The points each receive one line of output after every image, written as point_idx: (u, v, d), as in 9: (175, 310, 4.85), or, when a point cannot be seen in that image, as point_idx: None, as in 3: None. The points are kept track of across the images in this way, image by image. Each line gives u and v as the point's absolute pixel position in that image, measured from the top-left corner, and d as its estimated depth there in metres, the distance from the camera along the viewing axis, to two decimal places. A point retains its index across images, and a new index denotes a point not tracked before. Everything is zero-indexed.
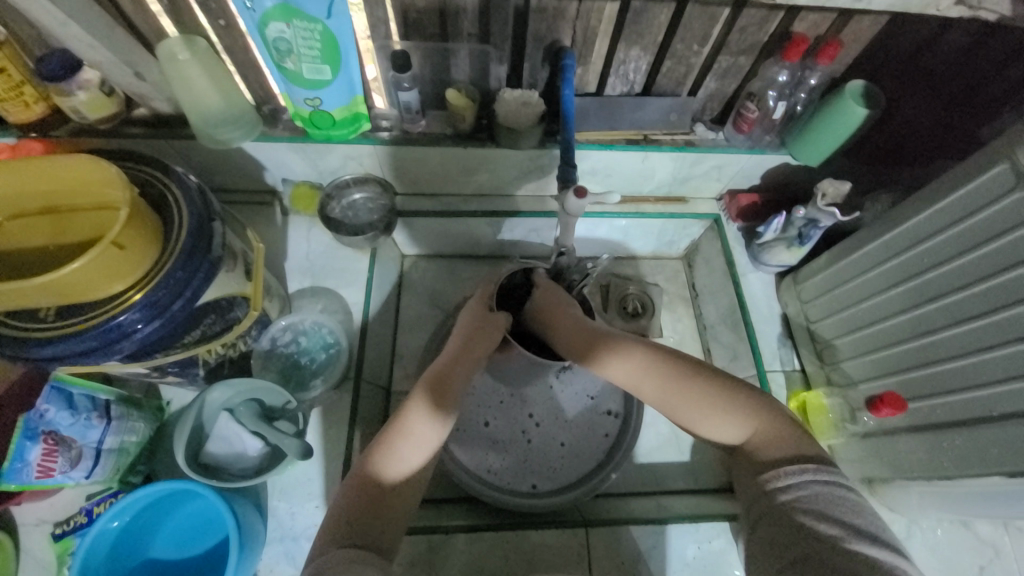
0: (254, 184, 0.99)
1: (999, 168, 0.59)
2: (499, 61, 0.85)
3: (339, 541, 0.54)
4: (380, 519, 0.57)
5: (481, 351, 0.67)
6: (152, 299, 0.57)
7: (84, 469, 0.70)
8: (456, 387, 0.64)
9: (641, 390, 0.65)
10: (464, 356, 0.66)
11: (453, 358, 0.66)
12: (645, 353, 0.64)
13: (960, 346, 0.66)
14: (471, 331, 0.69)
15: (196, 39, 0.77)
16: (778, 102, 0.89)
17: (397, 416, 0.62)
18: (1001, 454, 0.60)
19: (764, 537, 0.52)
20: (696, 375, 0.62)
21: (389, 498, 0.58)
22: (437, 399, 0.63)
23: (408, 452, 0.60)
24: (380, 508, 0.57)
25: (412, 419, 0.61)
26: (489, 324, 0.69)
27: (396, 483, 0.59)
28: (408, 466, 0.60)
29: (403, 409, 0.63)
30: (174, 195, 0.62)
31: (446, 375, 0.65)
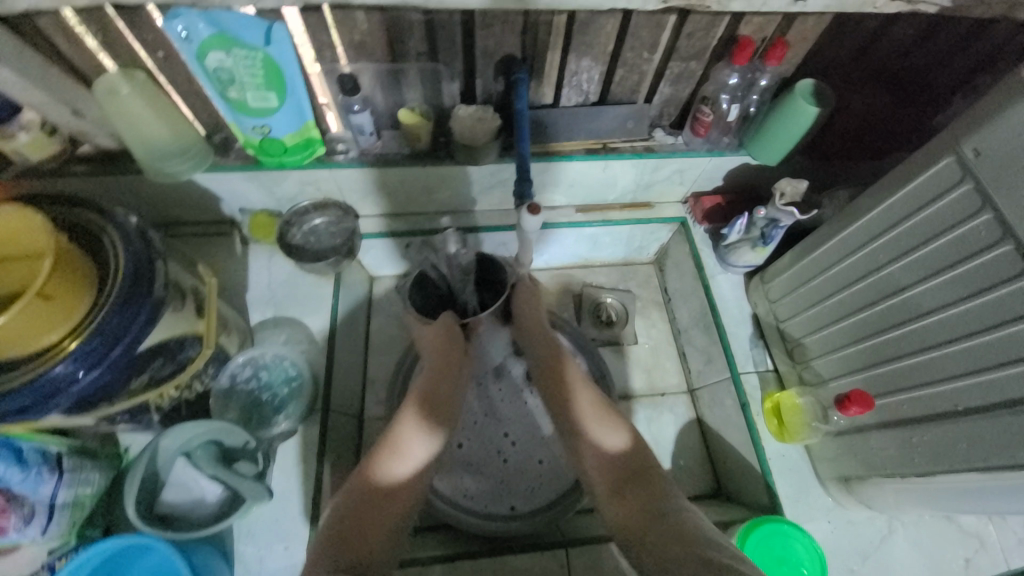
0: (211, 216, 0.97)
1: (946, 161, 0.59)
2: (451, 79, 0.84)
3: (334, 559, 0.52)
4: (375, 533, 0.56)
5: (455, 369, 0.74)
6: (87, 348, 0.54)
7: (38, 525, 0.66)
8: (448, 405, 0.70)
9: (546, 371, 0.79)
10: (447, 373, 0.72)
11: (438, 368, 0.72)
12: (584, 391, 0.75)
13: (922, 340, 0.65)
14: (442, 352, 0.74)
15: (136, 73, 0.75)
16: (732, 104, 0.88)
17: (399, 425, 0.65)
18: (970, 448, 0.60)
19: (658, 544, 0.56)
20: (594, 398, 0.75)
21: (387, 508, 0.59)
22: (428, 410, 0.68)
23: (411, 458, 0.63)
24: (375, 522, 0.57)
25: (408, 425, 0.65)
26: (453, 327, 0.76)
27: (395, 490, 0.60)
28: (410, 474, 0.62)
29: (401, 416, 0.67)
30: (110, 236, 0.60)
31: (432, 394, 0.70)
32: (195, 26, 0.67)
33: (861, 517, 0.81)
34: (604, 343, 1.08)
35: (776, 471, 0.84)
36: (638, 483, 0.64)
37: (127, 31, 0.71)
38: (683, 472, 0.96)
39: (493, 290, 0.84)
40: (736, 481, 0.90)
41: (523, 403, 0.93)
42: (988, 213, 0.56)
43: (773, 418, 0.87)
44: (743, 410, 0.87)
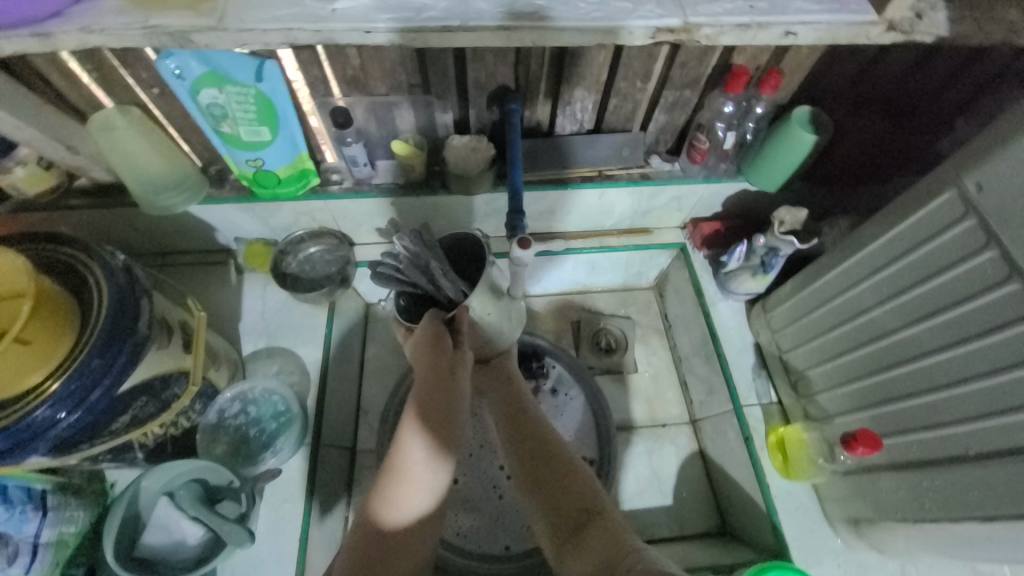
0: (207, 246, 0.97)
1: (948, 195, 0.57)
2: (444, 110, 0.85)
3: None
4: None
5: (450, 381, 0.63)
6: (66, 391, 0.54)
7: (22, 565, 0.65)
8: (449, 420, 0.62)
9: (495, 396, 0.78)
10: (440, 381, 0.62)
11: (430, 374, 0.62)
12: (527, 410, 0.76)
13: (930, 379, 0.62)
14: (431, 358, 0.62)
15: (131, 109, 0.76)
16: (728, 132, 0.87)
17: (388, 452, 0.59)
18: (982, 495, 0.56)
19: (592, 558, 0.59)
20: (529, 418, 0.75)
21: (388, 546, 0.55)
22: (427, 423, 0.61)
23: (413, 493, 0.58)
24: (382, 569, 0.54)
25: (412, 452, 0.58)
26: (440, 336, 0.63)
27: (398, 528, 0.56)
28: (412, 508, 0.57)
29: (400, 427, 0.60)
30: (94, 275, 0.59)
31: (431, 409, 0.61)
32: (188, 65, 0.68)
33: (873, 560, 0.77)
34: (603, 372, 1.05)
35: (782, 510, 0.80)
36: (582, 505, 0.66)
37: (123, 70, 0.72)
38: (685, 508, 0.92)
39: (476, 263, 0.71)
40: (741, 518, 0.86)
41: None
42: (993, 250, 0.53)
43: (777, 454, 0.84)
44: (746, 443, 0.84)
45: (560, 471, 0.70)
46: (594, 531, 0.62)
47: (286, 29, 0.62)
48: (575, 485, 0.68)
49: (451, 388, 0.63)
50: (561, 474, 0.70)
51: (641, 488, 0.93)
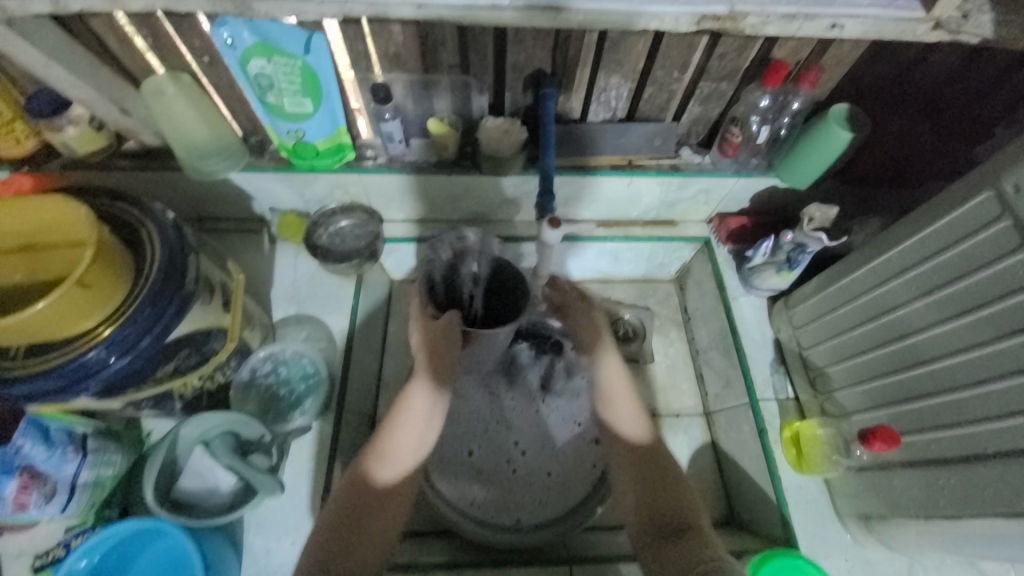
0: (242, 213, 1.01)
1: (984, 196, 0.57)
2: (480, 91, 0.86)
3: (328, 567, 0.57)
4: (364, 543, 0.60)
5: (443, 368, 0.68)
6: (119, 336, 0.57)
7: (58, 503, 0.67)
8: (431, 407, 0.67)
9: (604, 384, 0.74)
10: (439, 365, 0.67)
11: (431, 354, 0.68)
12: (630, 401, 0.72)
13: (952, 378, 0.63)
14: (431, 343, 0.68)
15: (182, 76, 0.79)
16: (762, 127, 0.88)
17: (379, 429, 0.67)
18: (998, 493, 0.56)
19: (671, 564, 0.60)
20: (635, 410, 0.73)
21: (376, 506, 0.63)
22: (425, 403, 0.67)
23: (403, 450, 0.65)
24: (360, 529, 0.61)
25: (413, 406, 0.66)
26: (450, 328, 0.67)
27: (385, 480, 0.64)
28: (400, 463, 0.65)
29: (406, 391, 0.68)
30: (147, 231, 0.63)
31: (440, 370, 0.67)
32: (240, 34, 0.70)
33: (880, 556, 0.78)
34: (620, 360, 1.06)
35: (792, 502, 0.81)
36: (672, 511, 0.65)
37: (177, 38, 0.75)
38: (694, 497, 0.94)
39: (508, 302, 0.73)
40: (750, 508, 0.87)
41: (536, 415, 0.93)
42: None
43: (791, 447, 0.84)
44: (761, 436, 0.85)
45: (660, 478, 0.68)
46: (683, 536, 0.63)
47: (340, 2, 0.65)
48: (668, 482, 0.68)
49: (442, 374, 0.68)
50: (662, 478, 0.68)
51: None
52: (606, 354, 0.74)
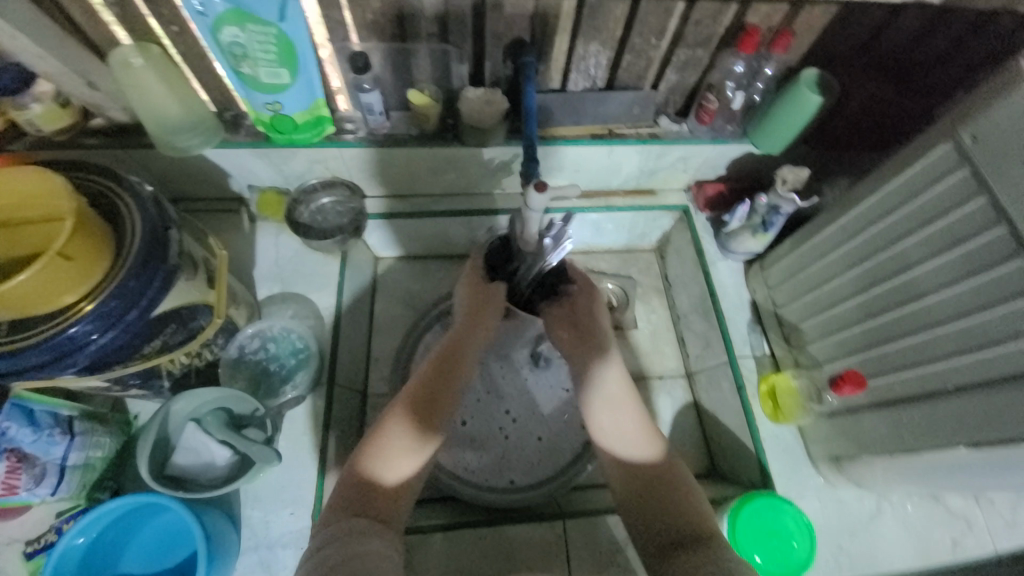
0: (219, 193, 0.98)
1: (944, 147, 0.60)
2: (460, 60, 0.85)
3: (349, 511, 0.57)
4: (389, 494, 0.59)
5: (480, 323, 0.71)
6: (102, 310, 0.56)
7: (48, 486, 0.66)
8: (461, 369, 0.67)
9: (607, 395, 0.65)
10: (475, 332, 0.70)
11: (469, 317, 0.71)
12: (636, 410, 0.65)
13: (914, 322, 0.67)
14: (471, 308, 0.71)
15: (150, 47, 0.76)
16: (737, 92, 0.90)
17: (420, 373, 0.67)
18: (960, 424, 0.61)
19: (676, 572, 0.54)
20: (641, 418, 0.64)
21: (408, 450, 0.61)
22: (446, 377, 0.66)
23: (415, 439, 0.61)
24: (395, 477, 0.60)
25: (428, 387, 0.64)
26: (487, 293, 0.72)
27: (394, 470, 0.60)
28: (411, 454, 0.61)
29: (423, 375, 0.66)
30: (126, 205, 0.61)
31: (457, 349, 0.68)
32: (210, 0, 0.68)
33: (851, 496, 0.84)
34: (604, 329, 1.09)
35: (770, 452, 0.86)
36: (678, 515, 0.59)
37: (145, 6, 0.72)
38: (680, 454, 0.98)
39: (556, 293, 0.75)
40: (731, 460, 0.92)
41: (527, 384, 0.95)
42: (983, 197, 0.56)
43: (768, 401, 0.89)
44: (739, 392, 0.89)
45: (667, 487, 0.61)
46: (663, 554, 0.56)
47: None
48: (667, 508, 0.59)
49: (477, 331, 0.70)
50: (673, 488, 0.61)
51: None
52: (614, 370, 0.67)
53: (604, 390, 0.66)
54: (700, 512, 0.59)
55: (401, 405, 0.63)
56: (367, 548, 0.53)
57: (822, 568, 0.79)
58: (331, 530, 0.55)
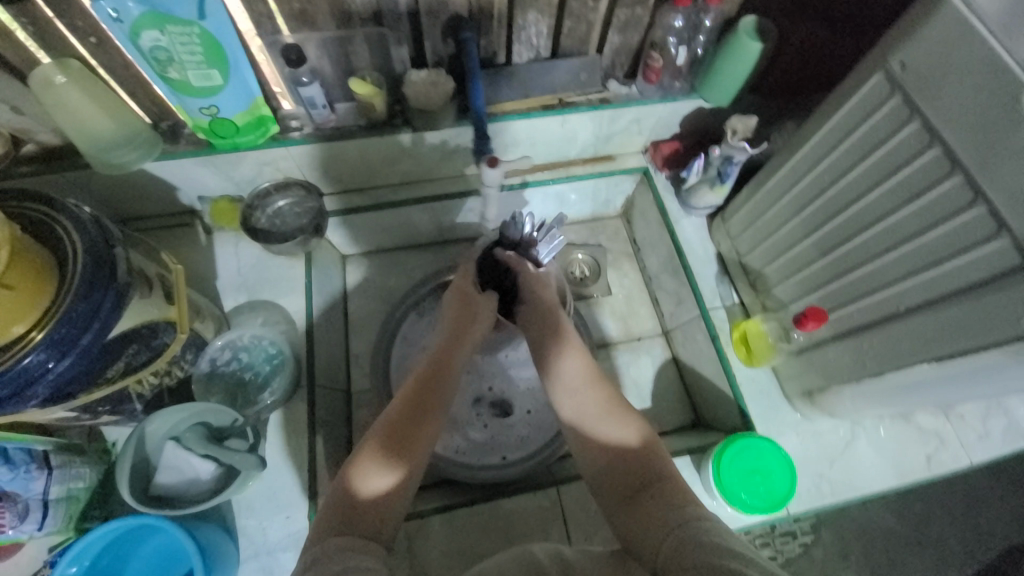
0: (169, 207, 0.95)
1: (876, 78, 0.62)
2: (398, 43, 0.83)
3: (339, 520, 0.53)
4: (380, 501, 0.56)
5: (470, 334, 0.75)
6: (55, 337, 0.54)
7: (34, 521, 0.65)
8: (451, 375, 0.69)
9: (567, 379, 0.69)
10: (461, 339, 0.74)
11: (456, 329, 0.75)
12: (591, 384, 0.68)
13: (867, 251, 0.68)
14: (456, 319, 0.76)
15: (70, 61, 0.72)
16: (679, 48, 0.89)
17: (407, 382, 0.67)
18: (915, 343, 0.63)
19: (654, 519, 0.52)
20: (598, 390, 0.67)
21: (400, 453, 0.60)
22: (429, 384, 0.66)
23: (400, 450, 0.60)
24: (388, 481, 0.57)
25: (409, 398, 0.64)
26: (470, 303, 0.77)
27: (380, 486, 0.57)
28: (394, 465, 0.59)
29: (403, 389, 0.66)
30: (64, 227, 0.59)
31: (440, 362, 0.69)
32: (124, 5, 0.65)
33: (827, 426, 0.88)
34: (579, 299, 1.11)
35: (747, 395, 0.89)
36: (643, 475, 0.59)
37: (57, 19, 0.68)
38: (663, 409, 1.02)
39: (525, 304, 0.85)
40: (712, 408, 0.96)
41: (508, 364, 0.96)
42: (915, 121, 0.58)
43: (741, 347, 0.92)
44: (713, 342, 0.92)
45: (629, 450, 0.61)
46: (641, 508, 0.55)
47: None
48: (641, 468, 0.59)
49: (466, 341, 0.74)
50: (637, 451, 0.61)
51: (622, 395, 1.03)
52: (573, 358, 0.71)
53: (565, 377, 0.69)
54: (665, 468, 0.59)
55: (392, 412, 0.63)
56: (356, 558, 0.48)
57: (802, 496, 0.83)
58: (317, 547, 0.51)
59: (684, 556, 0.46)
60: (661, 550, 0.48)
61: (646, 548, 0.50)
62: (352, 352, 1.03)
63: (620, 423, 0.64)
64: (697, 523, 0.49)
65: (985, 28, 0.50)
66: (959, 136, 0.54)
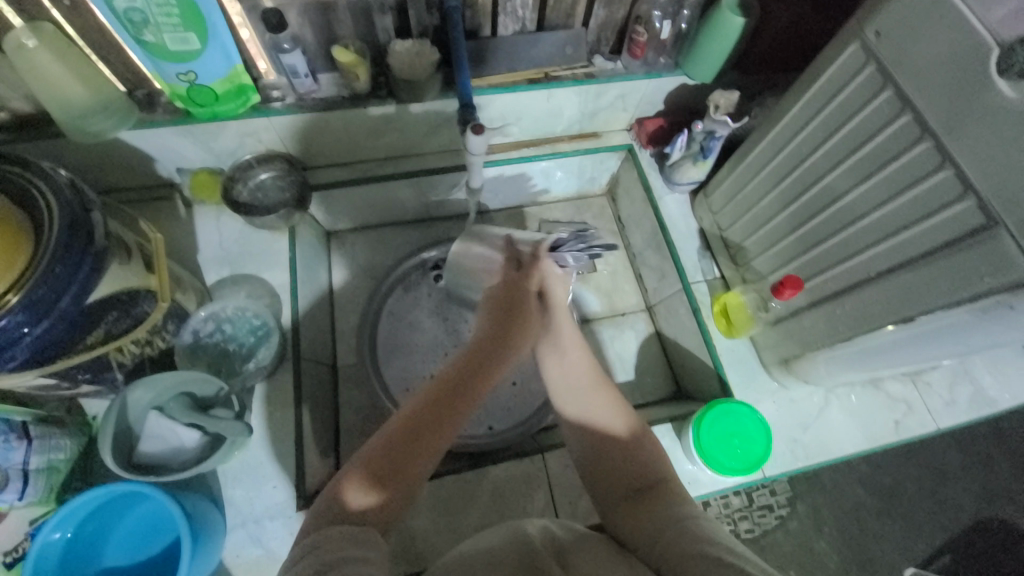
0: (147, 178, 0.93)
1: (853, 47, 0.63)
2: (382, 11, 0.81)
3: (334, 517, 0.48)
4: (384, 497, 0.51)
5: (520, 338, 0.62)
6: (33, 299, 0.53)
7: (14, 490, 0.64)
8: (489, 378, 0.59)
9: (577, 383, 0.63)
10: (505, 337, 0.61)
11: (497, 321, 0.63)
12: (602, 389, 0.62)
13: (843, 219, 0.70)
14: (502, 313, 0.63)
15: (42, 24, 0.70)
16: (665, 22, 0.89)
17: (435, 378, 0.59)
18: (884, 307, 0.65)
19: (653, 517, 0.53)
20: (606, 394, 0.63)
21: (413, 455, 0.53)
22: (462, 384, 0.57)
23: (415, 453, 0.53)
24: (395, 480, 0.52)
25: (436, 395, 0.56)
26: (515, 296, 0.64)
27: (388, 485, 0.51)
28: (405, 467, 0.52)
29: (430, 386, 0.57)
30: (39, 191, 0.57)
31: (477, 361, 0.59)
32: None
33: (803, 395, 0.91)
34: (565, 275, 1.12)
35: (727, 363, 0.92)
36: (646, 478, 0.58)
37: None
38: (645, 381, 1.05)
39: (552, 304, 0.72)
40: (693, 378, 0.98)
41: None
42: (889, 90, 0.60)
43: (722, 319, 0.94)
44: (695, 315, 0.95)
45: (636, 456, 0.59)
46: (642, 509, 0.55)
47: None
48: (645, 471, 0.58)
49: (513, 344, 0.62)
50: (642, 457, 0.59)
51: (607, 368, 1.05)
52: (576, 353, 0.64)
53: (570, 374, 0.64)
54: (666, 472, 0.58)
55: (409, 408, 0.56)
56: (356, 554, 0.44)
57: (779, 460, 0.87)
58: (310, 537, 0.46)
59: (686, 552, 0.46)
60: (659, 550, 0.49)
61: (644, 547, 0.51)
62: (338, 328, 1.02)
63: (625, 424, 0.61)
64: (703, 531, 0.48)
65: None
66: (930, 103, 0.56)
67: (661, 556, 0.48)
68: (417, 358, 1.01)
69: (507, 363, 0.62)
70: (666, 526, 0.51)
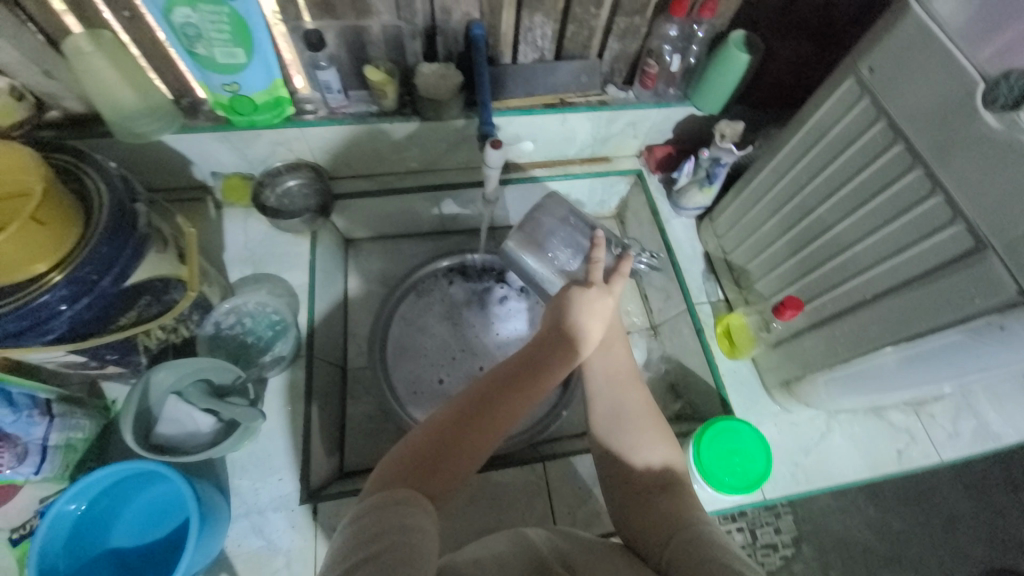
0: (183, 180, 0.99)
1: (849, 82, 0.68)
2: (412, 36, 0.88)
3: (391, 481, 0.49)
4: (439, 469, 0.51)
5: (585, 344, 0.63)
6: (77, 276, 0.58)
7: (32, 464, 0.66)
8: (543, 381, 0.60)
9: (618, 388, 0.66)
10: (565, 343, 0.62)
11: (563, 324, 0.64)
12: (638, 391, 0.65)
13: (841, 242, 0.73)
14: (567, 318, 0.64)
15: (101, 33, 0.75)
16: (673, 56, 0.94)
17: (493, 372, 0.60)
18: (878, 329, 0.68)
19: (664, 523, 0.53)
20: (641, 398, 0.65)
21: (467, 440, 0.54)
22: (519, 382, 0.59)
23: (468, 438, 0.54)
24: (450, 455, 0.53)
25: (494, 388, 0.58)
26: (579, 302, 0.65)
27: (442, 463, 0.52)
28: (459, 450, 0.53)
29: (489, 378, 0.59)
30: (92, 180, 0.62)
31: (535, 364, 0.61)
32: None
33: (804, 418, 0.92)
34: None
35: (729, 384, 0.94)
36: (672, 485, 0.58)
37: None
38: None
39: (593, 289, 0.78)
40: (695, 397, 1.00)
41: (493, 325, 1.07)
42: (882, 121, 0.64)
43: (724, 340, 0.97)
44: (698, 335, 0.96)
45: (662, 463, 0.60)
46: (657, 511, 0.55)
47: None
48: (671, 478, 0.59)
49: (574, 353, 0.63)
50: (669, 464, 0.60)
51: None
52: (620, 352, 0.68)
53: (609, 371, 0.67)
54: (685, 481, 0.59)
55: (468, 394, 0.58)
56: (407, 521, 0.44)
57: (780, 482, 0.87)
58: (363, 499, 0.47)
59: (696, 559, 0.47)
60: (670, 553, 0.49)
61: (654, 551, 0.52)
62: (350, 331, 1.06)
63: (659, 430, 0.62)
64: (714, 538, 0.49)
65: (948, 38, 0.56)
66: (921, 134, 0.60)
67: (670, 559, 0.49)
68: (424, 364, 1.03)
69: (563, 370, 0.62)
70: (679, 532, 0.51)
